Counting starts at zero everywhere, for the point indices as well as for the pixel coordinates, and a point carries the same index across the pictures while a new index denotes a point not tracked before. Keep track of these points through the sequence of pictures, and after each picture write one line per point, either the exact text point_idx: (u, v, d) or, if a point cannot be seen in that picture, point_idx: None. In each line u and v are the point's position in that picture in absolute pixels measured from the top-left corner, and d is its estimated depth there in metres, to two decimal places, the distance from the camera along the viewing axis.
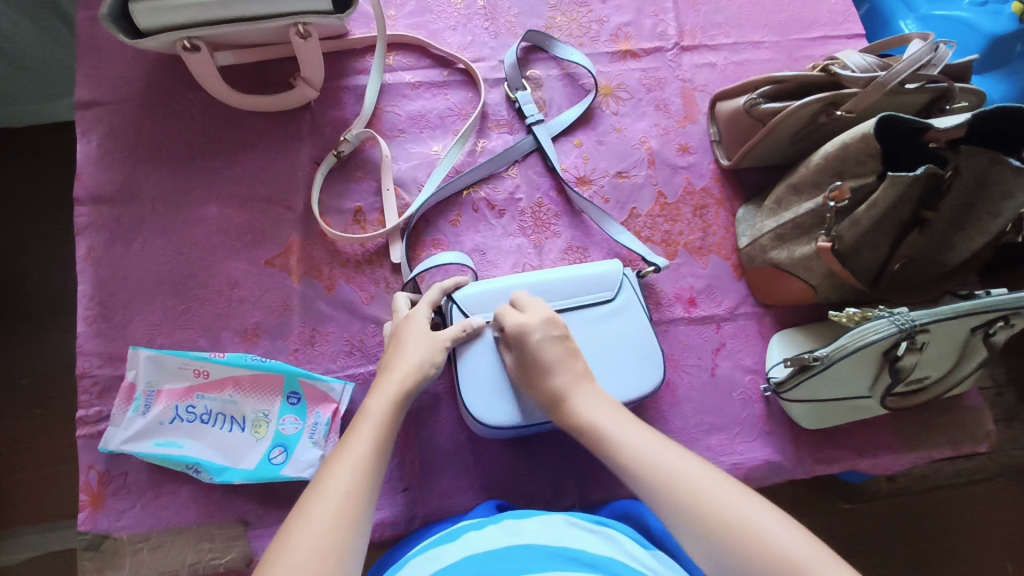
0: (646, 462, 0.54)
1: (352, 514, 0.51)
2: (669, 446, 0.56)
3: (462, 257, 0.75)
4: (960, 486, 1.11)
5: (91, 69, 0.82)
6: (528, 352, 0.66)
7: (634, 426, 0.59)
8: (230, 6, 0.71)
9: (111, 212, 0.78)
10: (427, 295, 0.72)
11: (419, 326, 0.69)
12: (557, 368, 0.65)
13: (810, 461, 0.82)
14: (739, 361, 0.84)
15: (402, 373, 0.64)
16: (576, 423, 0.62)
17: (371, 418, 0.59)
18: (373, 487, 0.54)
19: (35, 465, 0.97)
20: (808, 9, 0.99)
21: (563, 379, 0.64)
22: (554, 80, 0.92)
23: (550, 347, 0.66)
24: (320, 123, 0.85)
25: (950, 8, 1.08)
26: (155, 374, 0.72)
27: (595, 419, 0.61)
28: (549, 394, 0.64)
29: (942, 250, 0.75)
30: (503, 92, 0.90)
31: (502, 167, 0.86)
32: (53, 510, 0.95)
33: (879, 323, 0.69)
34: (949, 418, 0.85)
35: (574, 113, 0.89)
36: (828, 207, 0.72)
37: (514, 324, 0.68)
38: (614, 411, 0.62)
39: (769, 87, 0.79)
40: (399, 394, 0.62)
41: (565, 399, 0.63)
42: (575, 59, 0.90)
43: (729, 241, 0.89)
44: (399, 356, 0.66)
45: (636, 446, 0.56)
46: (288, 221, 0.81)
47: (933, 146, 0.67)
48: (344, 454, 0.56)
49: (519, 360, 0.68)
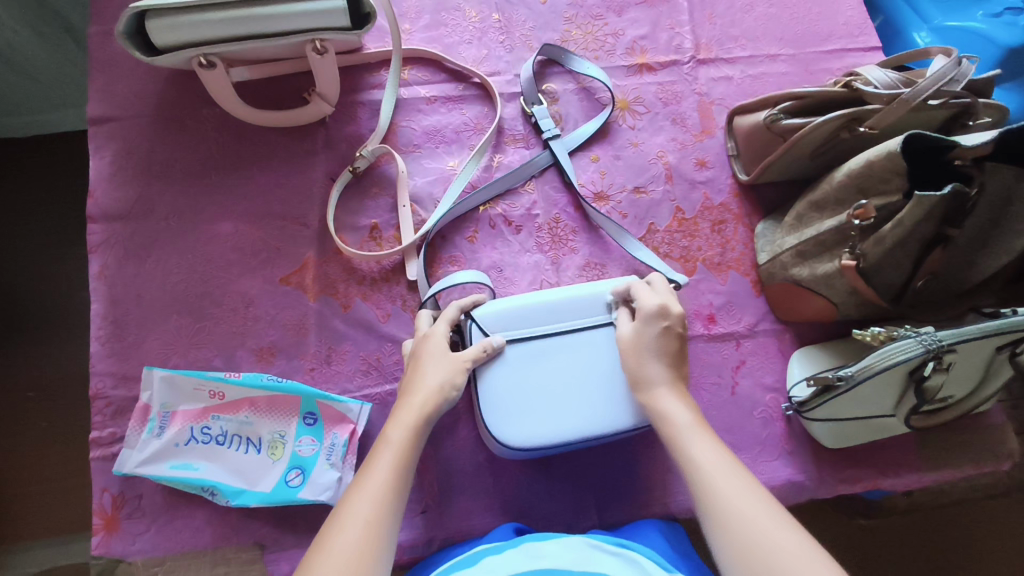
0: (716, 489, 0.54)
1: (373, 545, 0.50)
2: (742, 475, 0.55)
3: (480, 275, 0.74)
4: (977, 501, 1.10)
5: (104, 84, 0.81)
6: (653, 331, 0.67)
7: (709, 442, 0.58)
8: (247, 23, 0.70)
9: (124, 229, 0.77)
10: (444, 313, 0.72)
11: (439, 346, 0.68)
12: (671, 360, 0.66)
13: (832, 480, 0.81)
14: (760, 379, 0.83)
15: (422, 396, 0.63)
16: (658, 415, 0.62)
17: (390, 443, 0.58)
18: (394, 514, 0.53)
19: (44, 479, 0.96)
20: (824, 22, 0.98)
21: (664, 373, 0.65)
22: (570, 94, 0.91)
23: (672, 338, 0.66)
24: (335, 139, 0.84)
25: (964, 20, 1.07)
26: (170, 395, 0.71)
27: (675, 420, 0.61)
28: (642, 377, 0.65)
29: (964, 269, 0.74)
30: (520, 106, 0.89)
31: (520, 180, 0.86)
32: (62, 525, 0.94)
33: (905, 343, 0.68)
34: (971, 437, 0.84)
35: (591, 127, 0.89)
36: (853, 225, 0.71)
37: (652, 305, 0.67)
38: (695, 416, 0.61)
39: (790, 103, 0.79)
40: (419, 418, 0.61)
41: (653, 390, 0.64)
42: (592, 73, 0.89)
43: (748, 257, 0.88)
44: (419, 377, 0.65)
45: (710, 468, 0.55)
46: (303, 238, 0.80)
47: (957, 164, 0.66)
48: (364, 482, 0.54)
49: (637, 333, 0.67)
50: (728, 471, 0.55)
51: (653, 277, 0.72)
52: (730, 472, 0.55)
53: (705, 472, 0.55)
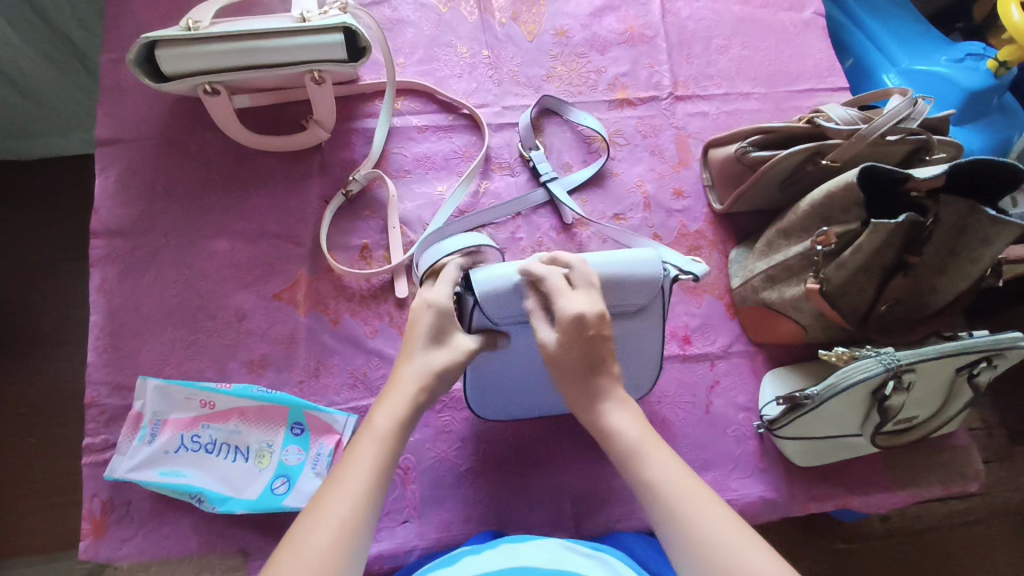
0: (688, 521, 0.52)
1: (345, 548, 0.50)
2: (704, 493, 0.54)
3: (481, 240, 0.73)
4: (954, 527, 1.12)
5: (113, 109, 0.85)
6: (580, 343, 0.60)
7: (665, 455, 0.57)
8: (250, 54, 0.75)
9: (126, 245, 0.81)
10: (446, 274, 0.65)
11: (438, 320, 0.62)
12: (604, 368, 0.61)
13: (803, 498, 0.83)
14: (733, 398, 0.87)
15: (412, 383, 0.60)
16: (607, 436, 0.59)
17: (375, 434, 0.57)
18: (372, 515, 0.53)
19: (40, 489, 1.00)
20: (794, 63, 1.04)
21: (606, 384, 0.61)
22: (569, 139, 0.96)
23: (602, 344, 0.61)
24: (330, 163, 0.88)
25: (929, 64, 1.15)
26: (162, 404, 0.74)
27: (627, 435, 0.58)
28: (584, 393, 0.61)
29: (926, 293, 0.79)
30: (518, 151, 0.94)
31: (523, 209, 0.89)
32: (55, 532, 0.99)
33: (866, 362, 0.72)
34: (939, 459, 0.87)
35: (589, 171, 0.93)
36: (816, 250, 0.76)
37: (570, 312, 0.59)
38: (645, 428, 0.59)
39: (758, 137, 0.84)
40: (411, 405, 0.59)
41: (600, 406, 0.60)
42: (589, 124, 0.94)
43: (722, 282, 0.92)
44: (410, 359, 0.61)
45: (676, 491, 0.53)
46: (297, 256, 0.83)
47: (913, 195, 0.72)
48: (341, 478, 0.54)
49: (562, 347, 0.60)
50: (686, 487, 0.54)
51: (571, 262, 0.64)
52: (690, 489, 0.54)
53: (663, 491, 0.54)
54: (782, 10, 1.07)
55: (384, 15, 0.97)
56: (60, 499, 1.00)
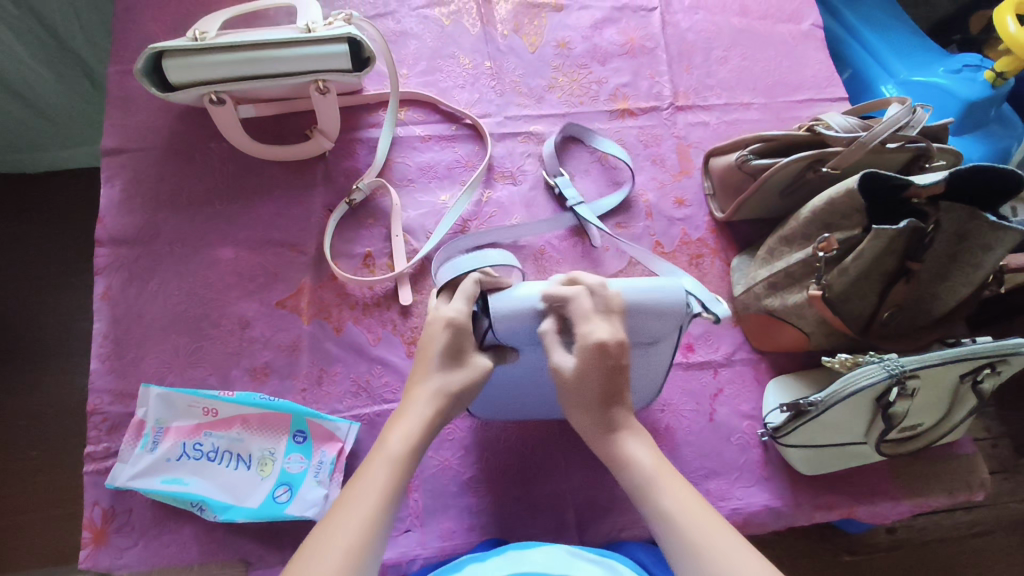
0: (702, 546, 0.53)
1: (355, 568, 0.49)
2: (719, 523, 0.55)
3: (510, 259, 0.70)
4: (961, 539, 1.11)
5: (119, 119, 0.86)
6: (599, 374, 0.61)
7: (680, 486, 0.58)
8: (256, 64, 0.76)
9: (130, 253, 0.81)
10: (463, 289, 0.64)
11: (453, 340, 0.62)
12: (621, 399, 0.63)
13: (809, 507, 0.83)
14: (736, 406, 0.86)
15: (424, 405, 0.60)
16: (623, 466, 0.61)
17: (388, 454, 0.57)
18: (382, 535, 0.53)
19: (44, 501, 1.00)
20: (793, 74, 1.05)
21: (622, 415, 0.62)
22: (594, 167, 0.96)
23: (620, 374, 0.62)
24: (334, 172, 0.89)
25: (927, 75, 1.16)
26: (165, 411, 0.74)
27: (644, 466, 0.59)
28: (602, 422, 0.62)
29: (928, 299, 0.79)
30: (542, 177, 0.94)
31: (550, 230, 0.90)
32: (56, 544, 0.98)
33: (870, 368, 0.71)
34: (944, 467, 0.87)
35: (614, 200, 0.93)
36: (818, 257, 0.75)
37: (590, 340, 0.61)
38: (663, 460, 0.61)
39: (759, 145, 0.85)
40: (424, 429, 0.59)
41: (618, 436, 0.62)
42: (614, 152, 0.94)
43: (724, 289, 0.92)
44: (421, 382, 0.62)
45: (688, 518, 0.55)
46: (300, 264, 0.84)
47: (915, 202, 0.72)
48: (352, 499, 0.54)
49: (580, 373, 0.61)
50: (697, 515, 0.56)
51: (596, 287, 0.64)
52: (701, 516, 0.55)
53: (673, 521, 0.56)
54: (781, 23, 1.09)
55: (387, 27, 0.98)
56: (61, 511, 1.00)
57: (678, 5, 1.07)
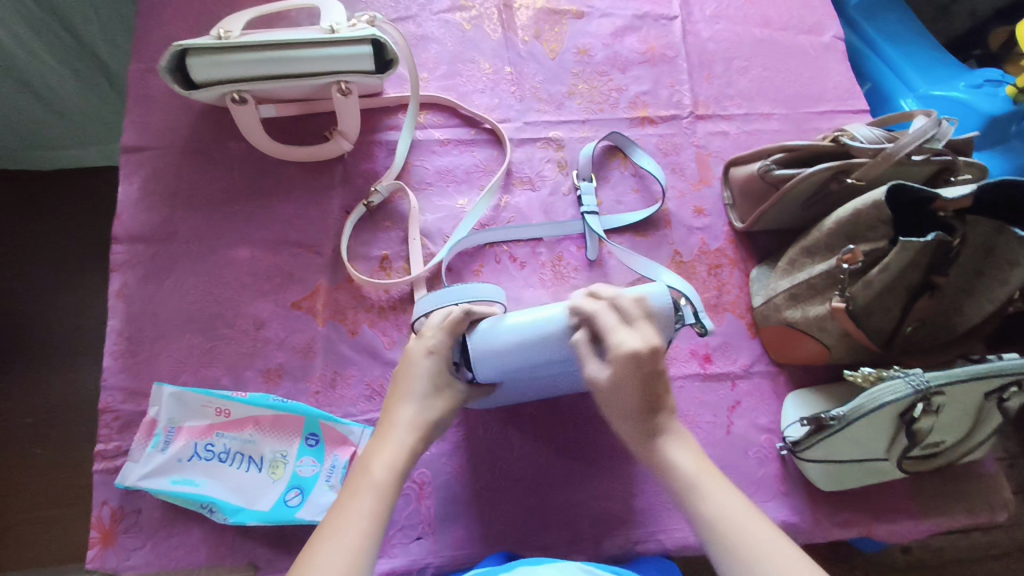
0: (749, 550, 0.55)
1: None
2: (763, 525, 0.57)
3: (497, 293, 0.70)
4: (978, 561, 1.09)
5: (139, 117, 0.86)
6: (650, 383, 0.61)
7: (728, 491, 0.59)
8: (280, 63, 0.76)
9: (147, 251, 0.81)
10: (443, 321, 0.65)
11: (435, 368, 0.63)
12: (662, 404, 0.62)
13: (827, 524, 0.81)
14: (754, 419, 0.85)
15: (404, 430, 0.60)
16: (663, 466, 0.61)
17: (374, 484, 0.56)
18: (369, 564, 0.51)
19: (50, 500, 0.99)
20: (814, 85, 1.05)
21: (671, 419, 0.63)
22: (627, 180, 0.95)
23: (659, 379, 0.62)
24: (352, 174, 0.89)
25: (946, 89, 1.16)
26: (177, 411, 0.73)
27: (688, 472, 0.60)
28: (652, 425, 0.62)
29: (951, 314, 0.77)
30: (571, 180, 0.94)
31: (552, 236, 0.90)
32: (62, 544, 0.97)
33: (895, 383, 0.70)
34: (965, 486, 0.85)
35: (636, 217, 0.92)
36: (842, 269, 0.74)
37: (629, 351, 0.60)
38: (703, 462, 0.61)
39: (782, 155, 0.84)
40: (405, 457, 0.59)
41: (659, 439, 0.62)
42: (650, 167, 0.93)
43: (743, 300, 0.91)
44: (398, 409, 0.62)
45: (734, 523, 0.56)
46: (316, 266, 0.83)
47: (941, 215, 0.71)
48: (338, 529, 0.52)
49: (612, 384, 0.62)
50: (745, 518, 0.57)
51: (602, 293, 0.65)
52: (749, 520, 0.57)
53: (722, 520, 0.57)
54: (802, 34, 1.08)
55: (409, 31, 0.98)
56: (67, 511, 0.99)
57: (699, 15, 1.07)
